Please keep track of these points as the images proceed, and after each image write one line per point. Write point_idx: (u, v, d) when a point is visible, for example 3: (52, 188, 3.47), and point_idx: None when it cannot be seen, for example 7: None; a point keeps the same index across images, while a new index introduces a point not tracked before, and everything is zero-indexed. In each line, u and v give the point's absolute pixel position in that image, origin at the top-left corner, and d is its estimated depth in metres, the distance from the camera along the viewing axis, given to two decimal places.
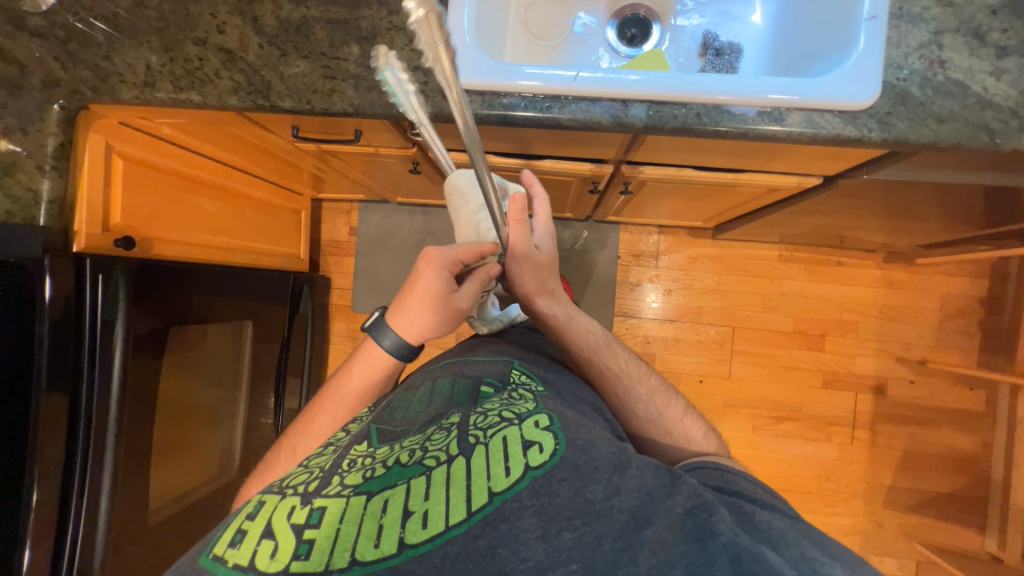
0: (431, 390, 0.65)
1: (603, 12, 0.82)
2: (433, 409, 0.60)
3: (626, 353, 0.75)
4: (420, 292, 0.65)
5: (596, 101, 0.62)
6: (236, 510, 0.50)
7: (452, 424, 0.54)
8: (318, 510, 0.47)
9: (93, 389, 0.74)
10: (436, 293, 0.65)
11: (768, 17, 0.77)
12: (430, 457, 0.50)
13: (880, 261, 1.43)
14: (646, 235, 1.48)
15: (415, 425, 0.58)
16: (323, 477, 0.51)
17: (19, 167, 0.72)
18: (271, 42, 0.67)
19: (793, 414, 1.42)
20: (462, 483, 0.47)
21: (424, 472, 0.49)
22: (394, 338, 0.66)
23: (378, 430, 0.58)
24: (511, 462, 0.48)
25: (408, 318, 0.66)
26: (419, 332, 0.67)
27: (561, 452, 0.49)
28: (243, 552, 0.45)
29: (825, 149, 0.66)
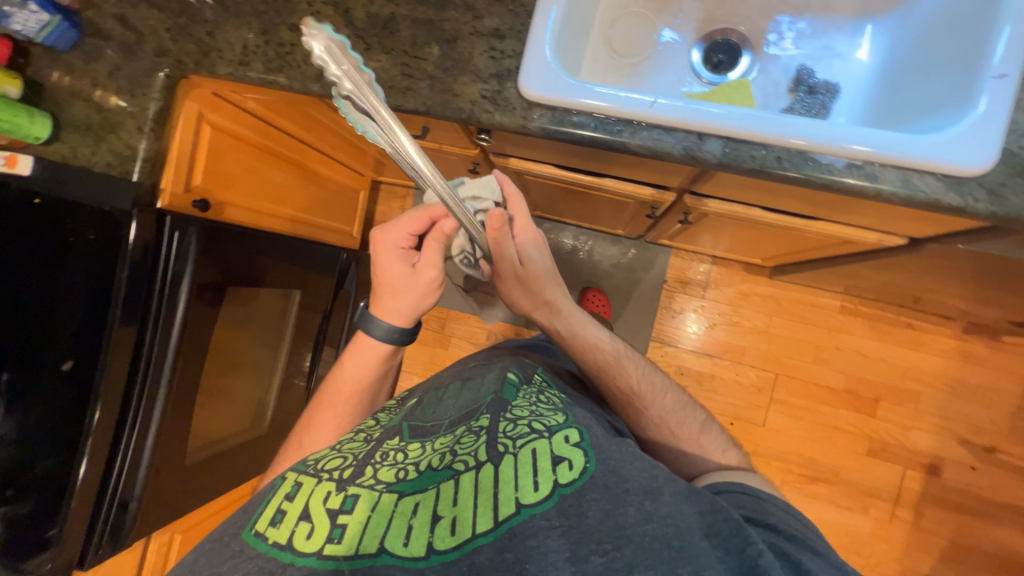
0: (460, 386, 0.67)
1: (691, 34, 0.78)
2: (463, 406, 0.62)
3: (639, 368, 0.70)
4: (387, 279, 0.69)
5: (670, 131, 0.60)
6: (272, 487, 0.53)
7: (481, 427, 0.56)
8: (351, 497, 0.50)
9: (155, 333, 0.80)
10: (406, 273, 0.68)
11: (876, 57, 0.72)
12: (459, 461, 0.52)
13: (957, 330, 1.30)
14: (697, 263, 1.42)
15: (444, 422, 0.60)
16: (357, 466, 0.54)
17: (124, 127, 0.79)
18: (359, 35, 0.69)
19: (828, 477, 1.33)
20: (489, 492, 0.48)
21: (454, 477, 0.50)
22: (386, 324, 0.70)
23: (410, 426, 0.61)
24: (541, 477, 0.49)
25: (392, 306, 0.69)
26: (407, 312, 0.70)
27: (590, 471, 0.49)
28: (282, 531, 0.48)
29: (918, 212, 0.60)
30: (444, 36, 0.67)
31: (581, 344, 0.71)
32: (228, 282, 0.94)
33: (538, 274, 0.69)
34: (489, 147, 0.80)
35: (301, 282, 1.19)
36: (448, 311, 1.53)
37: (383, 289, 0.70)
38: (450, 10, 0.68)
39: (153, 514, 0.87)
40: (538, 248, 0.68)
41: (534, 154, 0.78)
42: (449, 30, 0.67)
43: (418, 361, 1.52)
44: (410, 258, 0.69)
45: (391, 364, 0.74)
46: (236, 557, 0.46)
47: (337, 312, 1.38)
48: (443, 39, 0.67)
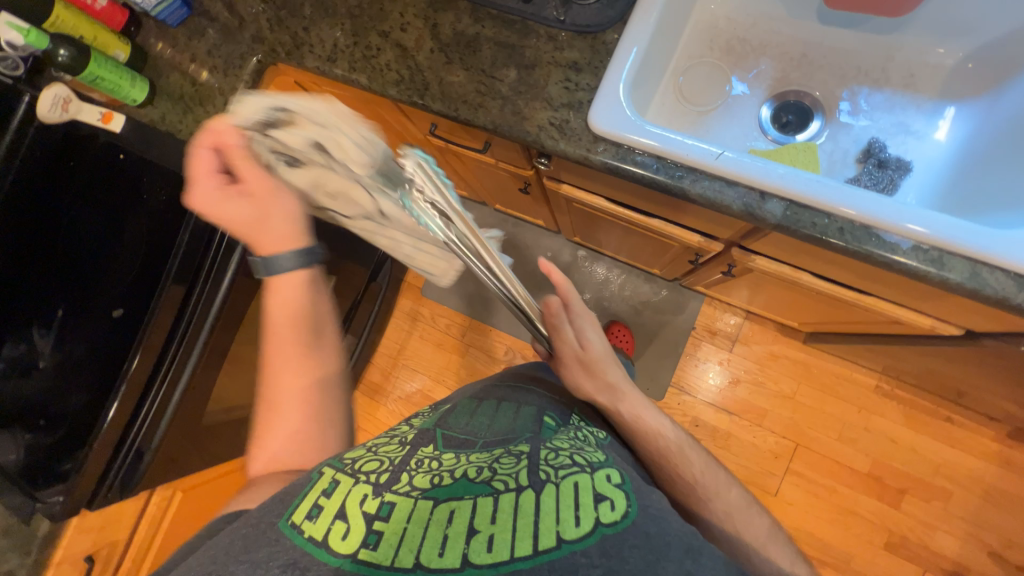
0: (494, 406, 0.67)
1: (763, 90, 0.78)
2: (498, 429, 0.62)
3: (700, 455, 0.68)
4: (245, 222, 0.62)
5: (732, 185, 0.60)
6: (309, 481, 0.54)
7: (520, 452, 0.57)
8: (388, 503, 0.50)
9: (202, 294, 0.82)
10: (251, 209, 0.61)
11: (953, 141, 0.70)
12: (497, 481, 0.52)
13: (1000, 433, 1.22)
14: (729, 315, 1.39)
15: (479, 439, 0.61)
16: (393, 471, 0.55)
17: (212, 102, 0.84)
18: (442, 49, 0.73)
19: (838, 564, 1.25)
20: (529, 517, 0.48)
21: (493, 495, 0.51)
22: (291, 254, 0.62)
23: (443, 435, 0.61)
24: (582, 512, 0.48)
25: (275, 240, 0.63)
26: (297, 232, 0.63)
27: (632, 514, 0.49)
28: (319, 526, 0.48)
29: (983, 307, 0.58)
30: (523, 61, 0.69)
31: (643, 428, 0.69)
32: None
33: (595, 354, 0.73)
34: (545, 171, 0.82)
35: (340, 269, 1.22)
36: (472, 320, 1.54)
37: (264, 233, 0.62)
38: (532, 37, 0.70)
39: (163, 469, 0.89)
40: (595, 331, 0.75)
41: (589, 184, 0.79)
42: (529, 56, 0.70)
43: (434, 364, 1.54)
44: (230, 192, 0.61)
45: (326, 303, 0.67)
46: (273, 546, 0.48)
47: (365, 303, 1.41)
48: (522, 64, 0.69)
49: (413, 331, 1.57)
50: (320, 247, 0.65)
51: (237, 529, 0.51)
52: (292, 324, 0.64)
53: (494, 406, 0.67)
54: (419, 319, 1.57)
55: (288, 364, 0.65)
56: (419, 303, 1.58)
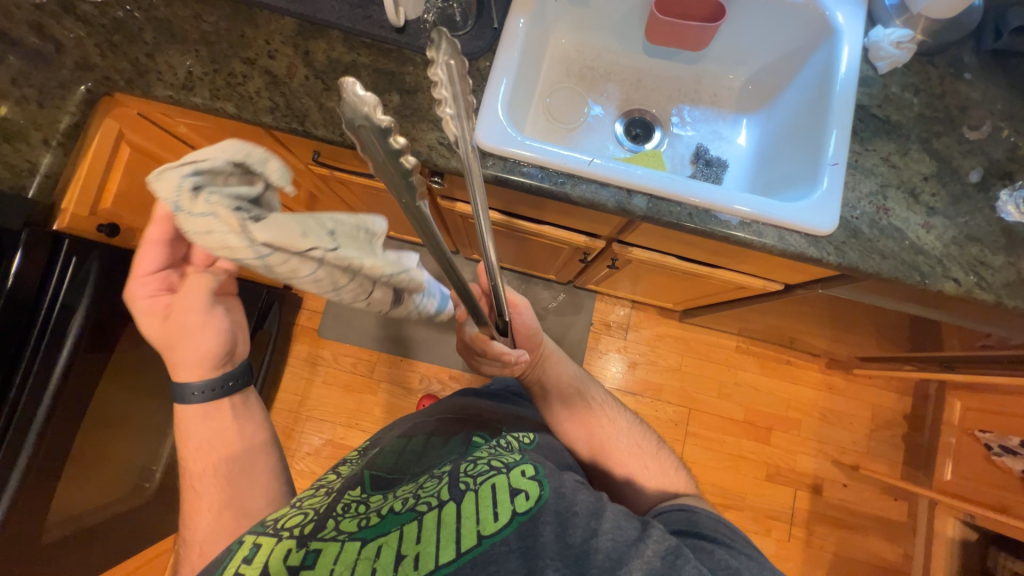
0: (426, 441, 0.66)
1: (614, 110, 0.93)
2: (428, 460, 0.62)
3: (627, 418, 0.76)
4: (159, 335, 0.58)
5: (605, 186, 0.70)
6: (226, 550, 0.48)
7: (444, 472, 0.57)
8: (313, 551, 0.47)
9: (28, 380, 0.68)
10: (169, 324, 0.57)
11: (751, 142, 0.91)
12: (422, 503, 0.52)
13: (822, 365, 1.56)
14: (619, 307, 1.56)
15: (408, 474, 0.59)
16: (318, 520, 0.51)
17: (24, 138, 0.70)
18: (318, 76, 0.72)
19: (737, 503, 1.46)
20: (452, 526, 0.49)
21: (417, 517, 0.50)
22: (191, 384, 0.59)
23: (372, 476, 0.59)
24: (500, 508, 0.51)
25: (178, 362, 0.59)
26: (204, 363, 0.59)
27: (544, 498, 0.53)
28: None
29: (791, 263, 0.76)
30: (404, 86, 0.72)
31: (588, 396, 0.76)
32: (113, 329, 0.81)
33: (533, 332, 0.73)
34: (439, 189, 0.85)
35: None
36: (380, 354, 1.47)
37: (174, 352, 0.59)
38: (409, 64, 0.73)
39: None
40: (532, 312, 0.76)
41: (482, 199, 0.85)
42: (409, 82, 0.72)
43: (344, 408, 1.42)
44: (162, 306, 0.57)
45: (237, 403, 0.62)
46: None
47: (254, 356, 1.25)
48: (403, 89, 0.72)
49: (315, 377, 1.44)
50: (234, 376, 0.62)
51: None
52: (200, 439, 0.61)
53: (424, 441, 0.66)
54: (320, 363, 1.45)
55: (193, 479, 0.59)
56: (318, 345, 1.46)
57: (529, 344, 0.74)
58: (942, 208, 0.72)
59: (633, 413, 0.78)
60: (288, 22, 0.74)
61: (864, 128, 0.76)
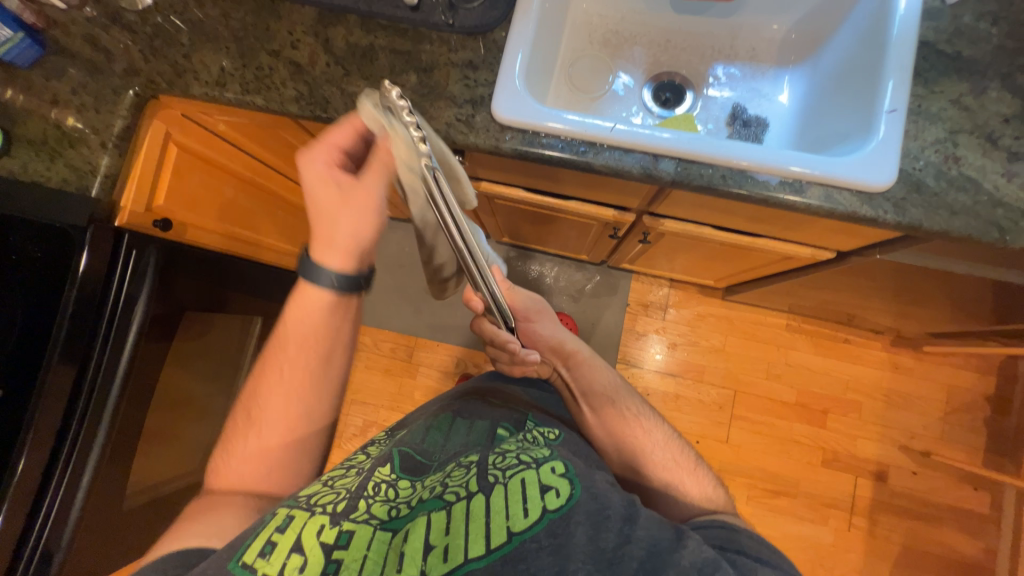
0: (451, 422, 0.66)
1: (640, 75, 0.88)
2: (452, 446, 0.62)
3: (665, 432, 0.71)
4: (325, 208, 0.63)
5: (629, 152, 0.67)
6: (263, 517, 0.50)
7: (471, 462, 0.56)
8: (347, 532, 0.49)
9: (102, 364, 0.75)
10: (343, 197, 0.62)
11: (795, 98, 0.84)
12: (450, 492, 0.52)
13: (887, 343, 1.43)
14: (656, 287, 1.50)
15: (435, 460, 0.60)
16: (350, 499, 0.52)
17: (85, 142, 0.77)
18: (338, 62, 0.73)
19: (789, 490, 1.38)
20: (481, 520, 0.48)
21: (445, 506, 0.50)
22: (331, 269, 0.64)
23: (401, 455, 0.60)
24: (530, 504, 0.49)
25: (332, 241, 0.63)
26: (354, 250, 0.64)
27: (576, 497, 0.51)
28: (272, 563, 0.45)
29: (842, 225, 0.69)
30: (420, 65, 0.72)
31: (619, 407, 0.73)
32: (176, 314, 0.87)
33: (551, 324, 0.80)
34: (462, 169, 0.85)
35: (262, 308, 1.14)
36: (417, 339, 1.51)
37: (328, 234, 0.63)
38: (425, 42, 0.73)
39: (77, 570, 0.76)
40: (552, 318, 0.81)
41: (505, 175, 0.84)
42: (426, 60, 0.72)
43: (386, 391, 1.48)
44: (339, 177, 0.62)
45: (344, 319, 0.68)
46: None
47: None
48: (420, 68, 0.72)
49: (357, 362, 1.50)
50: (365, 275, 0.67)
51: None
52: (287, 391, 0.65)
53: (450, 425, 0.66)
54: (361, 348, 1.51)
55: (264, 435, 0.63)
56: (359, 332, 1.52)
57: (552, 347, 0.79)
58: None
59: (673, 429, 0.73)
60: (308, 12, 0.76)
61: (928, 68, 0.67)
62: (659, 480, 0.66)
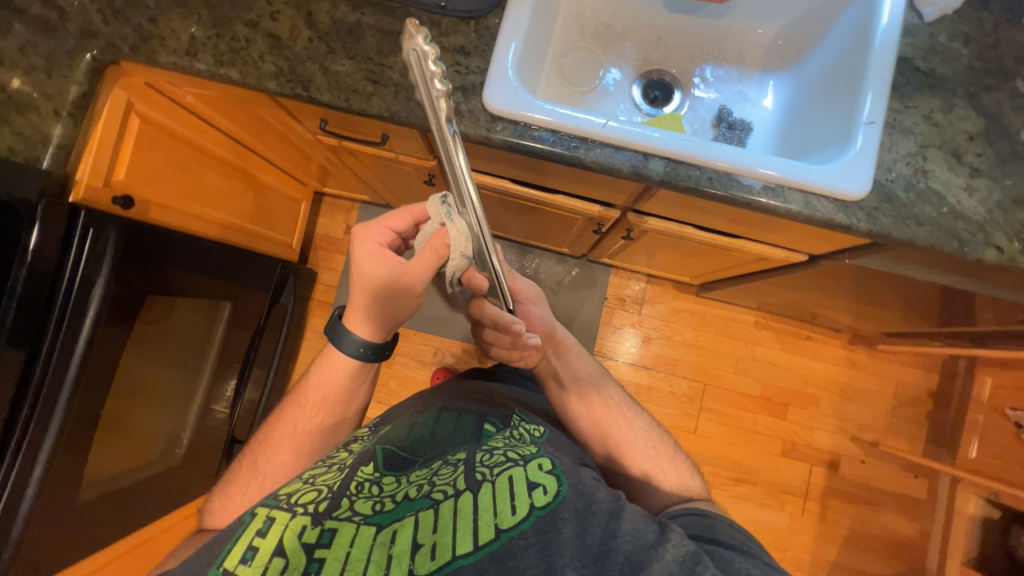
0: (435, 419, 0.66)
1: (631, 71, 0.88)
2: (437, 444, 0.61)
3: (645, 422, 0.74)
4: (364, 280, 0.65)
5: (619, 150, 0.67)
6: (241, 521, 0.50)
7: (458, 460, 0.56)
8: (329, 531, 0.48)
9: (54, 351, 0.70)
10: (385, 276, 0.63)
11: (778, 104, 0.86)
12: (437, 491, 0.51)
13: (845, 341, 1.52)
14: (634, 281, 1.53)
15: (420, 457, 0.59)
16: (332, 499, 0.51)
17: (34, 108, 0.70)
18: (321, 38, 0.69)
19: (750, 477, 1.45)
20: (469, 517, 0.48)
21: (433, 505, 0.50)
22: (358, 338, 0.67)
23: (385, 454, 0.59)
24: (517, 501, 0.49)
25: (364, 313, 0.66)
26: (383, 325, 0.67)
27: (563, 493, 0.51)
28: (254, 567, 0.45)
29: (817, 230, 0.72)
30: None
31: (604, 397, 0.74)
32: (137, 299, 0.82)
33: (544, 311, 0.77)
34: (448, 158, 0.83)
35: (231, 292, 1.09)
36: None
37: (361, 304, 0.66)
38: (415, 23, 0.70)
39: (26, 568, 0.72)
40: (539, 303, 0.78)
41: (493, 166, 0.82)
42: None
43: None
44: (385, 255, 0.64)
45: (363, 384, 0.72)
46: None
47: (270, 328, 1.29)
48: None
49: None
50: (388, 347, 0.70)
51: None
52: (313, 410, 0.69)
53: (435, 420, 0.66)
54: None
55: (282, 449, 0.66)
56: None
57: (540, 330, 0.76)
58: (987, 170, 0.67)
59: (651, 417, 0.76)
60: None
61: (904, 83, 0.70)
62: (642, 469, 0.69)
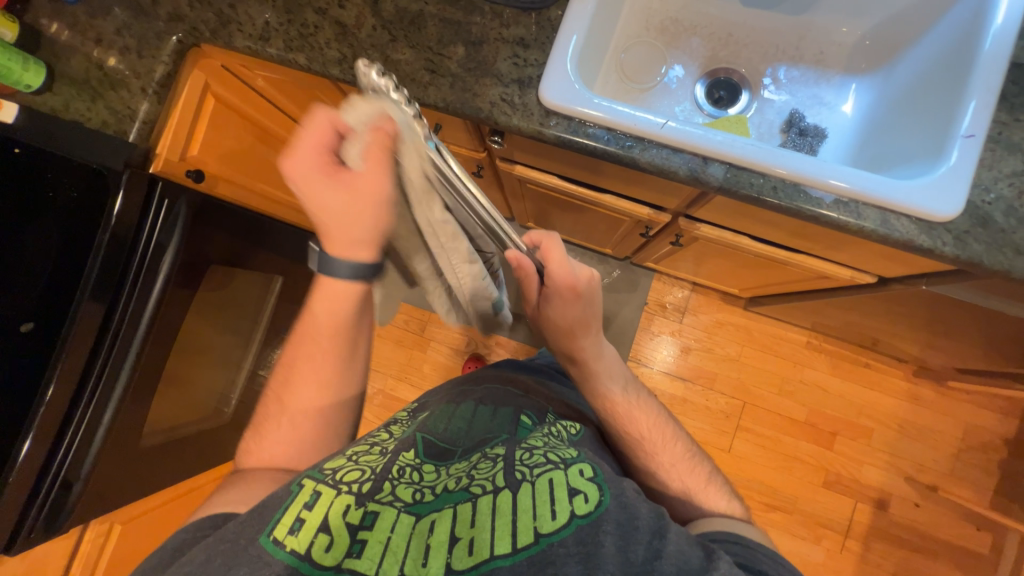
0: (473, 410, 0.67)
1: (696, 69, 0.84)
2: (477, 433, 0.62)
3: (670, 430, 0.70)
4: (329, 212, 0.52)
5: (677, 151, 0.64)
6: (287, 489, 0.50)
7: (497, 454, 0.56)
8: (371, 513, 0.49)
9: (127, 307, 0.76)
10: (347, 199, 0.52)
11: (858, 110, 0.79)
12: (475, 485, 0.52)
13: (909, 373, 1.39)
14: (677, 289, 1.48)
15: (460, 447, 0.60)
16: (374, 481, 0.53)
17: (126, 85, 0.76)
18: (385, 27, 0.71)
19: (785, 506, 1.37)
20: (508, 517, 0.48)
21: (471, 499, 0.51)
22: (354, 260, 0.56)
23: (424, 440, 0.60)
24: (558, 506, 0.49)
25: (348, 237, 0.55)
26: (377, 242, 0.56)
27: (605, 504, 0.50)
28: (301, 539, 0.46)
29: (892, 251, 0.66)
30: (470, 37, 0.69)
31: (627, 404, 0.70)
32: (201, 263, 0.88)
33: (578, 321, 0.67)
34: (498, 150, 0.83)
35: (284, 268, 1.14)
36: (431, 314, 1.51)
37: (339, 229, 0.54)
38: (477, 14, 0.70)
39: (93, 502, 0.80)
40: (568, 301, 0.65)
41: (543, 162, 0.81)
42: (476, 33, 0.69)
43: (394, 361, 1.49)
44: (335, 179, 0.51)
45: (366, 317, 0.65)
46: (255, 564, 0.44)
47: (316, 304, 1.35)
48: (469, 41, 0.69)
49: None
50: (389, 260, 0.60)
51: (212, 546, 0.46)
52: (324, 348, 0.64)
53: (473, 411, 0.67)
54: None
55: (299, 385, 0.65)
56: None
57: (564, 343, 0.71)
58: None
59: (684, 430, 0.72)
60: None
61: (1016, 93, 0.62)
62: (666, 481, 0.66)
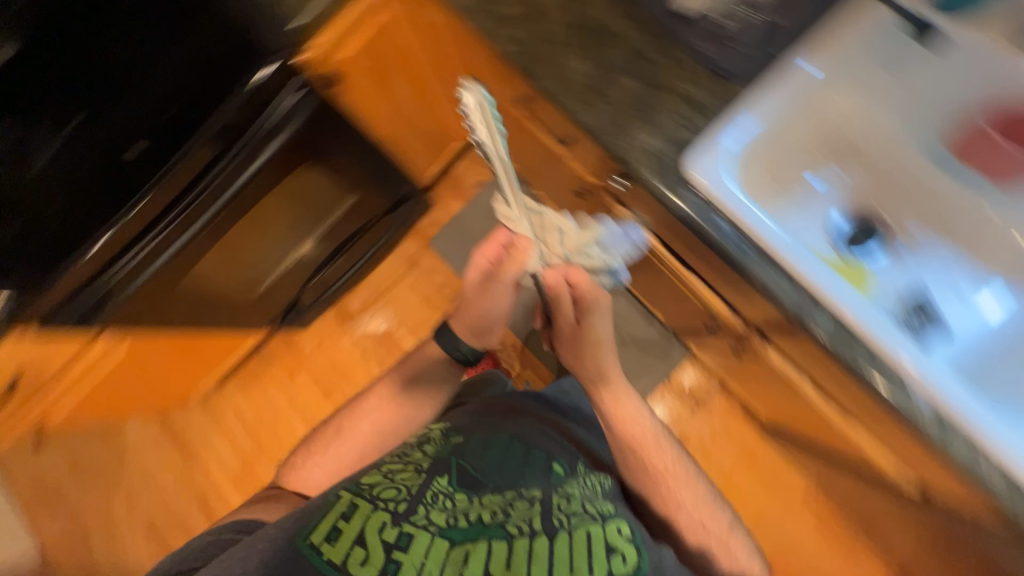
0: (507, 443, 0.71)
1: (841, 196, 0.78)
2: (512, 470, 0.68)
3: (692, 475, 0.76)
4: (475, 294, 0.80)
5: (797, 284, 0.61)
6: (326, 504, 0.62)
7: (533, 496, 0.63)
8: (406, 535, 0.57)
9: (228, 167, 0.80)
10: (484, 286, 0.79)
11: (989, 318, 0.73)
12: (511, 526, 0.59)
13: (890, 570, 1.32)
14: (705, 381, 1.42)
15: (491, 480, 0.66)
16: (410, 502, 0.61)
17: None
18: (571, 26, 0.67)
19: None
20: (546, 560, 0.56)
21: (507, 539, 0.58)
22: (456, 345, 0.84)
23: (459, 468, 0.67)
24: (596, 559, 0.57)
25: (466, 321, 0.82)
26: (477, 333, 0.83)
27: (639, 567, 0.58)
28: (339, 552, 0.56)
29: (969, 486, 0.61)
30: (649, 77, 0.66)
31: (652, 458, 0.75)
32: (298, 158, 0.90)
33: (597, 342, 0.76)
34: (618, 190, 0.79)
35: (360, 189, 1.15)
36: None
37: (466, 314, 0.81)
38: (665, 55, 0.66)
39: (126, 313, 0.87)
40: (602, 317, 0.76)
41: (655, 220, 0.77)
42: (657, 75, 0.66)
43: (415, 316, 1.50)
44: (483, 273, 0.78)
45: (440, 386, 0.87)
46: (291, 564, 0.56)
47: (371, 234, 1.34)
48: (646, 80, 0.66)
49: (406, 277, 1.52)
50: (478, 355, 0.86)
51: (253, 545, 0.60)
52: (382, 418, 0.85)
53: (509, 444, 0.71)
54: (415, 267, 1.52)
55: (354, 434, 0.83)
56: (422, 253, 1.52)
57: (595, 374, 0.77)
58: None
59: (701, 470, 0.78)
60: None
61: None
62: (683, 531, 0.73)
